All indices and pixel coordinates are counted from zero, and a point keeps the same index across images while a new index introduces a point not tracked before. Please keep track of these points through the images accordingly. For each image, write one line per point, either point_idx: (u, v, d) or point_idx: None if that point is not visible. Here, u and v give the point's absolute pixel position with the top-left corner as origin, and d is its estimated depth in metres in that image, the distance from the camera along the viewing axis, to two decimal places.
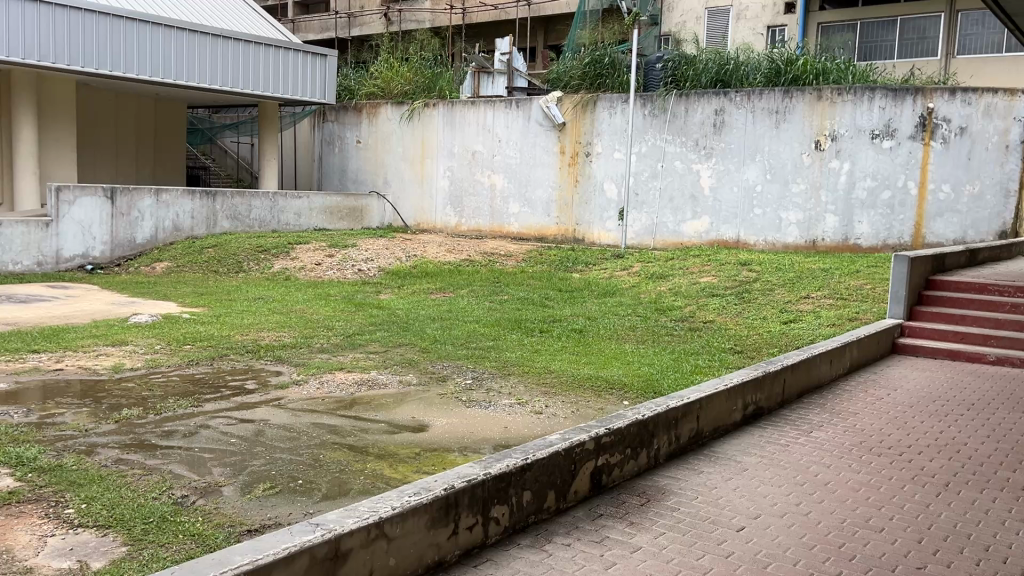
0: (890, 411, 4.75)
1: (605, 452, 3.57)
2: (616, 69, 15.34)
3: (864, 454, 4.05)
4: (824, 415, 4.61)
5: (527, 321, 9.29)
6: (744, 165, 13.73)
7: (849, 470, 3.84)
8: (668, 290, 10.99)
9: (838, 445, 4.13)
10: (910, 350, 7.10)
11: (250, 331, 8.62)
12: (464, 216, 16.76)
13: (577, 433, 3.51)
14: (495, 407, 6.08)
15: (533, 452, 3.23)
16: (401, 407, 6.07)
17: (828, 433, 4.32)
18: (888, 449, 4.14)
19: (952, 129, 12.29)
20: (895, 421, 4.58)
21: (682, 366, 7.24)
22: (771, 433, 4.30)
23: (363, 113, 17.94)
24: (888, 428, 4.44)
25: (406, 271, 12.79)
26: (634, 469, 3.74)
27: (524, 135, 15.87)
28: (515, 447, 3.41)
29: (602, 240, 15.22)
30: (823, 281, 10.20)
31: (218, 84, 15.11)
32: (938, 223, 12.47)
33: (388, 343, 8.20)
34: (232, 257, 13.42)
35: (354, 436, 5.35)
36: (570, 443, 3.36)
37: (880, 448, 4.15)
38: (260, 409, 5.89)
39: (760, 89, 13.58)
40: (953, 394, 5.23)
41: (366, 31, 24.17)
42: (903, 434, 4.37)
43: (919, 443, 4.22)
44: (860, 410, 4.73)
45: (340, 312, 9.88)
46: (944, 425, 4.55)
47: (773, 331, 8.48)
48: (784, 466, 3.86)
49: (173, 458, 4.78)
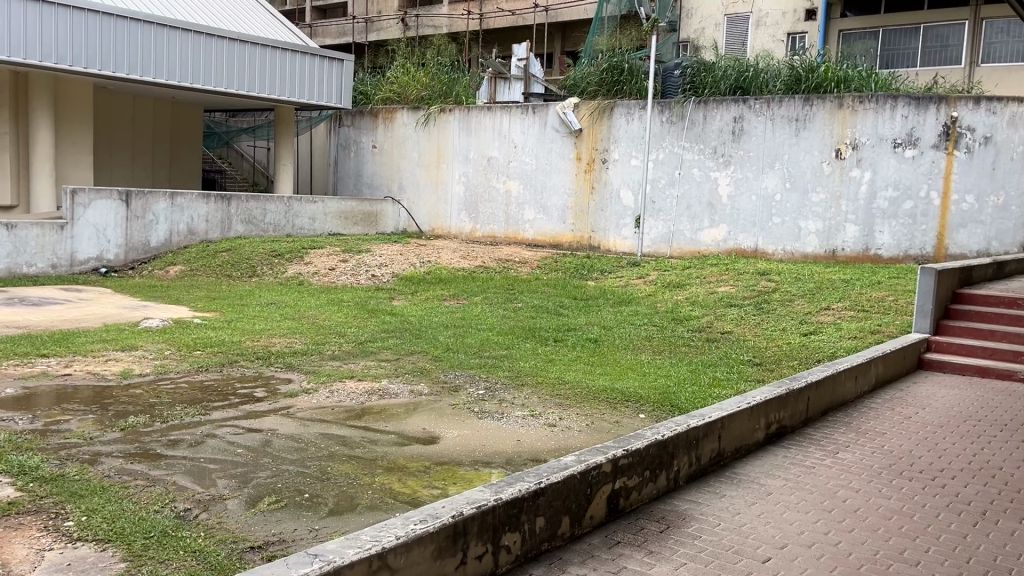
0: (920, 431, 4.57)
1: (623, 475, 3.42)
2: (633, 75, 15.11)
3: (895, 478, 3.87)
4: (850, 434, 4.43)
5: (541, 330, 9.15)
6: (762, 173, 13.55)
7: (880, 496, 3.67)
8: (685, 299, 10.83)
9: (867, 469, 3.95)
10: (937, 365, 6.89)
11: (261, 337, 8.54)
12: (478, 222, 16.66)
13: (595, 455, 3.36)
14: (508, 419, 5.95)
15: (549, 476, 3.09)
16: (412, 418, 5.94)
17: (856, 454, 4.15)
18: (920, 473, 3.96)
19: (977, 138, 12.06)
20: (926, 442, 4.40)
21: (700, 379, 7.11)
22: (795, 453, 4.13)
23: (379, 118, 17.89)
24: (918, 450, 4.26)
25: (420, 277, 12.69)
26: (653, 492, 3.58)
27: (540, 141, 15.75)
28: (528, 469, 3.26)
29: (618, 247, 15.07)
30: (844, 292, 10.00)
31: (234, 88, 15.08)
32: (961, 234, 12.21)
33: (401, 350, 8.09)
34: (246, 262, 13.36)
35: (363, 448, 5.22)
36: (586, 466, 3.21)
37: (911, 472, 3.97)
38: (268, 418, 5.78)
39: (780, 96, 13.39)
40: (984, 413, 5.04)
41: (383, 35, 24.17)
42: (935, 457, 4.18)
43: (952, 468, 4.04)
44: (888, 430, 4.55)
45: (352, 318, 9.78)
46: (977, 446, 4.37)
47: (793, 343, 8.30)
48: (811, 491, 3.68)
49: (177, 469, 4.67)
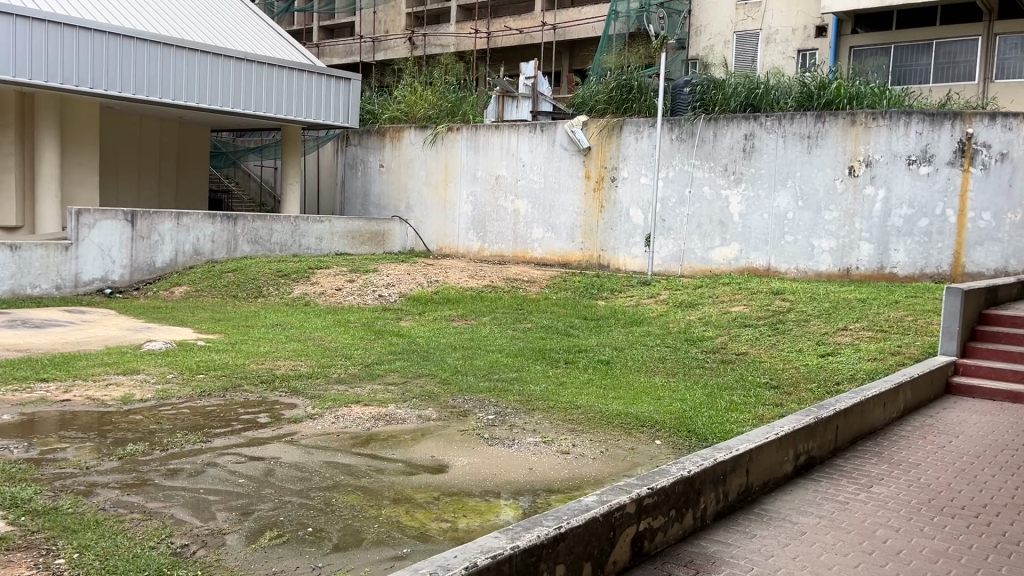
0: (956, 462, 4.34)
1: (647, 515, 3.16)
2: (643, 93, 15.05)
3: (935, 515, 3.65)
4: (883, 466, 4.20)
5: (551, 352, 8.94)
6: (774, 191, 13.37)
7: (921, 536, 3.44)
8: (698, 319, 10.62)
9: (904, 504, 3.72)
10: (965, 391, 6.65)
11: (266, 360, 8.35)
12: (486, 241, 16.50)
13: (617, 495, 3.12)
14: (520, 446, 5.74)
15: (570, 520, 2.85)
16: (420, 445, 5.74)
17: (890, 489, 3.92)
18: (962, 509, 3.73)
19: (993, 155, 11.85)
20: (964, 475, 4.17)
21: (717, 403, 6.89)
22: (826, 487, 3.90)
23: (386, 138, 17.81)
24: (957, 484, 4.03)
25: (427, 297, 12.52)
26: (678, 533, 3.33)
27: (548, 160, 15.62)
28: (546, 512, 3.01)
29: (628, 266, 14.85)
30: (861, 312, 9.77)
31: (241, 108, 15.02)
32: (978, 252, 11.96)
33: (409, 373, 7.90)
34: (252, 282, 13.22)
35: (370, 477, 5.03)
36: (609, 507, 2.96)
37: (952, 508, 3.74)
38: (271, 446, 5.59)
39: (791, 113, 13.23)
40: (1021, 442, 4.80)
41: (390, 55, 24.17)
42: (976, 491, 3.96)
43: (995, 503, 3.82)
44: (923, 461, 4.31)
45: (359, 340, 9.58)
46: (1019, 479, 4.13)
47: (810, 365, 8.07)
48: (846, 530, 3.45)
49: (175, 501, 4.47)
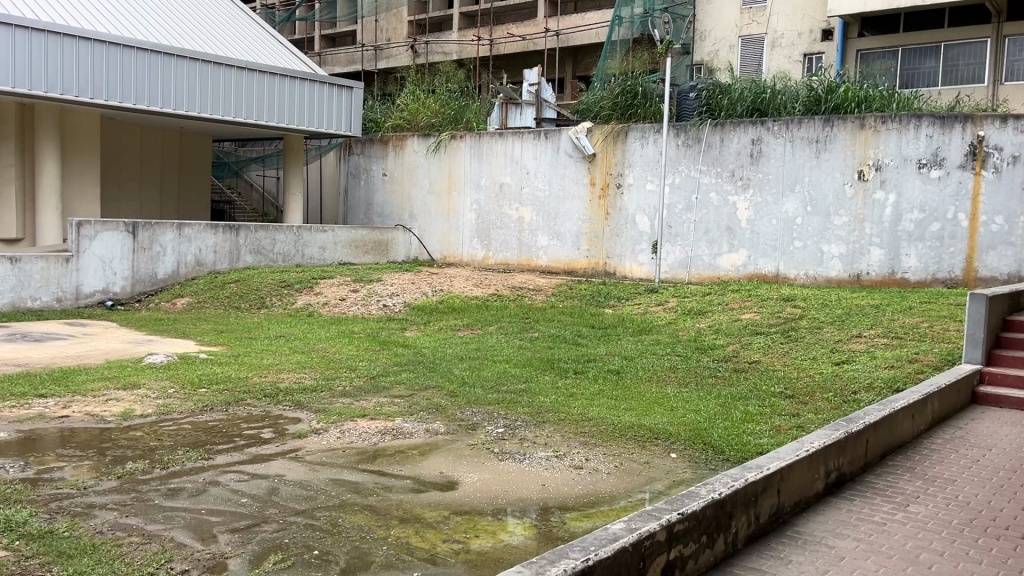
0: (994, 478, 4.08)
1: (678, 543, 2.87)
2: (647, 99, 14.90)
3: (980, 536, 3.38)
4: (917, 483, 3.95)
5: (560, 361, 8.76)
6: (782, 196, 13.20)
7: (968, 558, 3.17)
8: (708, 327, 10.46)
9: (945, 525, 3.46)
10: (992, 400, 6.24)
11: (269, 372, 8.19)
12: (491, 249, 16.35)
13: (646, 521, 2.82)
14: (531, 460, 5.56)
15: (598, 550, 2.54)
16: (429, 460, 5.57)
17: (929, 507, 3.65)
18: (1007, 529, 3.46)
19: (1005, 157, 11.67)
20: (1004, 492, 3.91)
21: (732, 414, 6.71)
22: (860, 505, 3.64)
23: (389, 146, 17.69)
24: (998, 501, 3.77)
25: (433, 306, 12.37)
26: (710, 560, 3.03)
27: (553, 167, 15.46)
28: (570, 542, 2.72)
29: (635, 274, 14.68)
30: (875, 318, 9.61)
31: (242, 117, 14.89)
32: (991, 256, 11.76)
33: (415, 385, 7.72)
34: (255, 293, 13.07)
35: (377, 496, 4.85)
36: (639, 535, 2.67)
37: (997, 528, 3.47)
38: (275, 463, 5.42)
39: (799, 118, 13.07)
40: None
41: (392, 63, 24.09)
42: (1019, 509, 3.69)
43: None
44: (958, 477, 4.06)
45: (364, 351, 9.41)
46: None
47: (825, 373, 7.90)
48: (888, 555, 3.16)
49: (175, 523, 4.29)
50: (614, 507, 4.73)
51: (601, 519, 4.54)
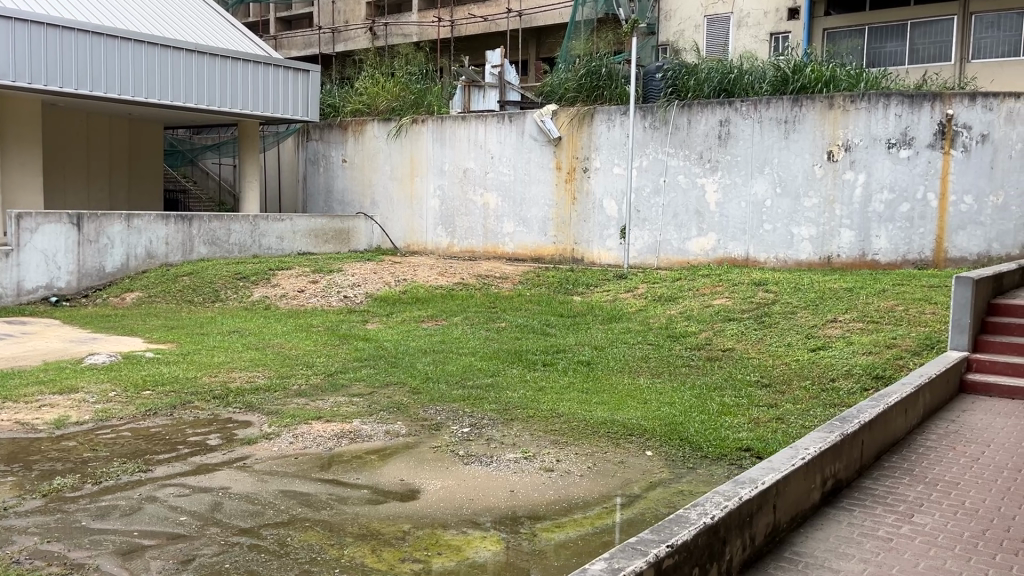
0: (998, 480, 3.80)
1: None
2: (613, 80, 14.54)
3: (997, 552, 3.06)
4: (919, 488, 3.65)
5: (528, 353, 8.38)
6: (751, 178, 12.94)
7: None
8: (679, 314, 10.14)
9: (956, 540, 3.15)
10: (981, 389, 5.92)
11: (219, 371, 7.71)
12: (456, 237, 15.92)
13: (630, 558, 2.40)
14: (499, 463, 5.19)
15: None
16: (389, 466, 5.18)
17: (935, 518, 3.35)
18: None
19: (974, 136, 11.51)
20: (1013, 496, 3.61)
21: (708, 406, 6.41)
22: (861, 518, 3.32)
23: (348, 131, 17.13)
24: (1009, 508, 3.47)
25: (396, 296, 11.92)
26: None
27: (517, 151, 15.05)
28: None
29: (603, 260, 14.37)
30: (849, 302, 9.34)
31: (192, 102, 14.24)
32: (961, 236, 11.63)
33: (375, 382, 7.31)
34: (209, 286, 12.51)
35: (331, 509, 4.44)
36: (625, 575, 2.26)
37: (1013, 541, 3.16)
38: (220, 473, 5.00)
39: (767, 98, 12.80)
40: None
41: (350, 46, 23.46)
42: None
43: None
44: (961, 481, 3.77)
45: (321, 346, 8.97)
46: None
47: (802, 360, 7.64)
48: None
49: (103, 549, 3.87)
50: (587, 515, 4.41)
51: (574, 530, 4.21)
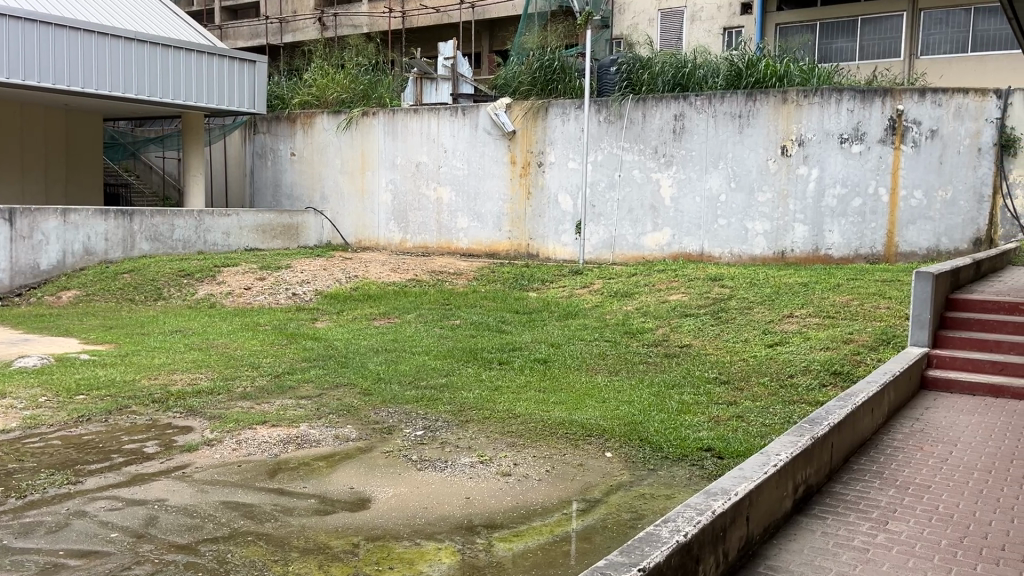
0: (969, 483, 3.71)
1: None
2: (567, 74, 14.38)
3: (978, 561, 2.95)
4: (891, 493, 3.55)
5: (483, 351, 8.17)
6: (705, 173, 12.90)
7: None
8: (635, 310, 10.03)
9: (935, 549, 3.03)
10: (942, 386, 5.89)
11: (159, 374, 7.36)
12: (408, 232, 15.62)
13: None
14: (453, 468, 4.98)
15: None
16: (337, 473, 4.93)
17: (910, 525, 3.24)
18: (1002, 549, 3.05)
19: (923, 132, 11.63)
20: (987, 500, 3.52)
21: (667, 404, 6.28)
22: (835, 527, 3.19)
23: (297, 124, 16.69)
24: (984, 513, 3.37)
25: (347, 294, 11.61)
26: None
27: (471, 145, 14.81)
28: None
29: (558, 255, 14.22)
30: (804, 297, 9.33)
31: (132, 93, 13.69)
32: (911, 231, 11.75)
33: (325, 383, 7.03)
34: (151, 284, 12.05)
35: (275, 521, 4.18)
36: None
37: (993, 549, 3.05)
38: (156, 484, 4.70)
39: (721, 93, 12.77)
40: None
41: (299, 37, 22.94)
42: (1007, 522, 3.30)
43: None
44: (933, 484, 3.68)
45: (268, 346, 8.65)
46: None
47: (759, 356, 7.58)
48: None
49: (23, 572, 3.56)
50: (546, 522, 4.23)
51: (533, 538, 4.03)
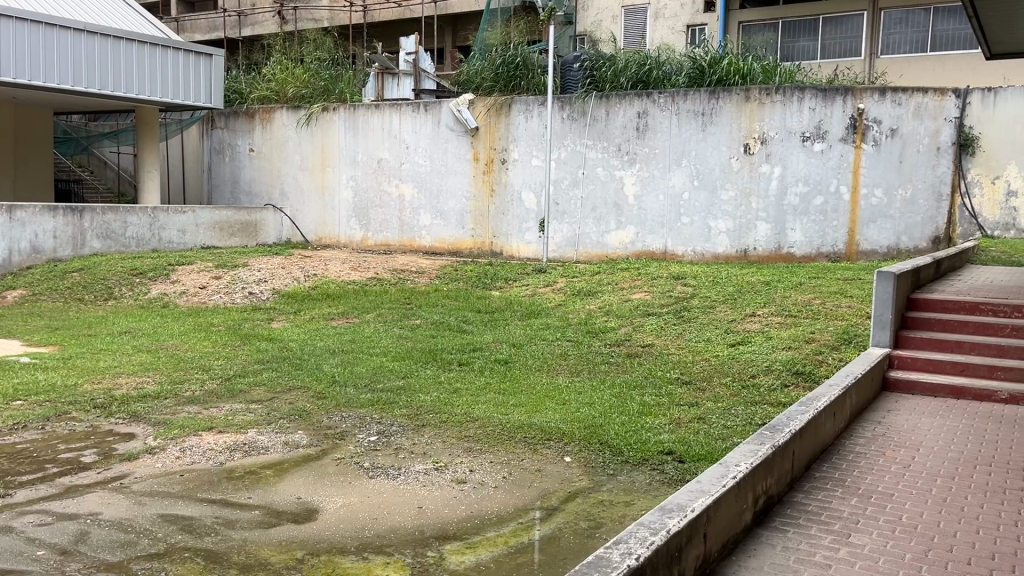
0: (933, 492, 3.62)
1: None
2: (530, 70, 14.24)
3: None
4: (853, 503, 3.45)
5: (443, 353, 7.99)
6: (669, 170, 12.84)
7: None
8: (598, 309, 9.92)
9: (899, 563, 2.93)
10: (904, 387, 5.85)
11: (104, 377, 7.07)
12: (370, 230, 15.36)
13: None
14: (406, 476, 4.80)
15: None
16: (285, 482, 4.73)
17: (873, 538, 3.14)
18: (967, 563, 2.96)
19: (883, 130, 11.68)
20: (950, 509, 3.44)
21: (628, 406, 6.15)
22: (796, 540, 3.09)
23: (255, 119, 16.33)
24: (949, 524, 3.29)
25: (305, 293, 11.36)
26: None
27: (433, 141, 14.60)
28: None
29: (522, 253, 14.08)
30: (767, 296, 9.27)
31: (83, 86, 13.23)
32: (872, 229, 11.80)
33: (278, 386, 6.81)
34: (101, 283, 11.67)
35: (215, 536, 3.98)
36: None
37: (959, 563, 2.96)
38: (90, 497, 4.46)
39: (684, 90, 12.71)
40: (987, 453, 4.17)
41: (258, 30, 22.50)
42: (972, 533, 3.21)
43: (1002, 548, 3.07)
44: (897, 493, 3.59)
45: (221, 347, 8.38)
46: (1012, 509, 3.43)
47: (721, 356, 7.49)
48: None
49: None
50: (501, 533, 4.07)
51: (487, 550, 3.87)
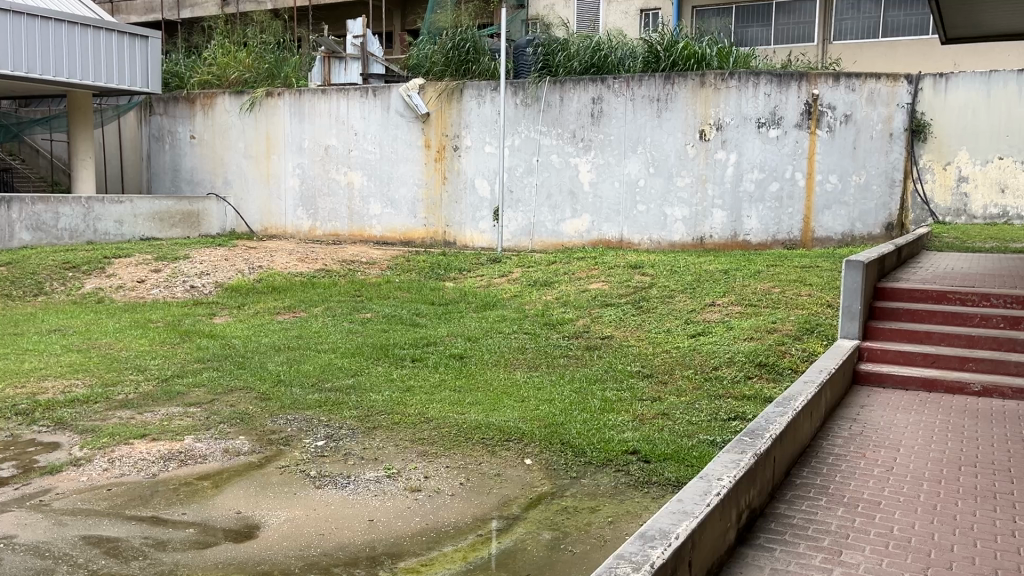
0: (922, 498, 3.44)
1: None
2: (480, 55, 13.88)
3: None
4: (840, 514, 3.26)
5: (395, 348, 7.62)
6: (624, 158, 12.63)
7: None
8: (555, 300, 9.64)
9: None
10: (874, 379, 5.72)
11: (29, 380, 6.57)
12: (318, 219, 14.87)
13: None
14: (355, 485, 4.47)
15: None
16: (223, 495, 4.37)
17: (865, 555, 2.94)
18: None
19: (838, 117, 11.60)
20: (942, 518, 3.26)
21: (588, 403, 5.89)
22: (783, 561, 2.87)
23: (196, 105, 15.67)
24: (944, 536, 3.10)
25: (249, 286, 10.87)
26: None
27: (383, 128, 14.17)
28: None
29: (476, 243, 13.77)
30: (725, 286, 9.10)
31: (8, 69, 12.42)
32: (826, 216, 11.75)
33: (219, 388, 6.39)
34: (30, 277, 11.02)
35: (143, 560, 3.61)
36: None
37: None
38: (4, 518, 4.05)
39: (639, 76, 12.50)
40: (970, 452, 4.02)
41: (197, 12, 21.67)
42: (969, 546, 3.03)
43: (1002, 564, 2.89)
44: (886, 501, 3.40)
45: (159, 345, 7.92)
46: (1005, 517, 3.27)
47: (682, 347, 7.28)
48: None
49: None
50: (459, 547, 3.78)
51: (445, 568, 3.59)
